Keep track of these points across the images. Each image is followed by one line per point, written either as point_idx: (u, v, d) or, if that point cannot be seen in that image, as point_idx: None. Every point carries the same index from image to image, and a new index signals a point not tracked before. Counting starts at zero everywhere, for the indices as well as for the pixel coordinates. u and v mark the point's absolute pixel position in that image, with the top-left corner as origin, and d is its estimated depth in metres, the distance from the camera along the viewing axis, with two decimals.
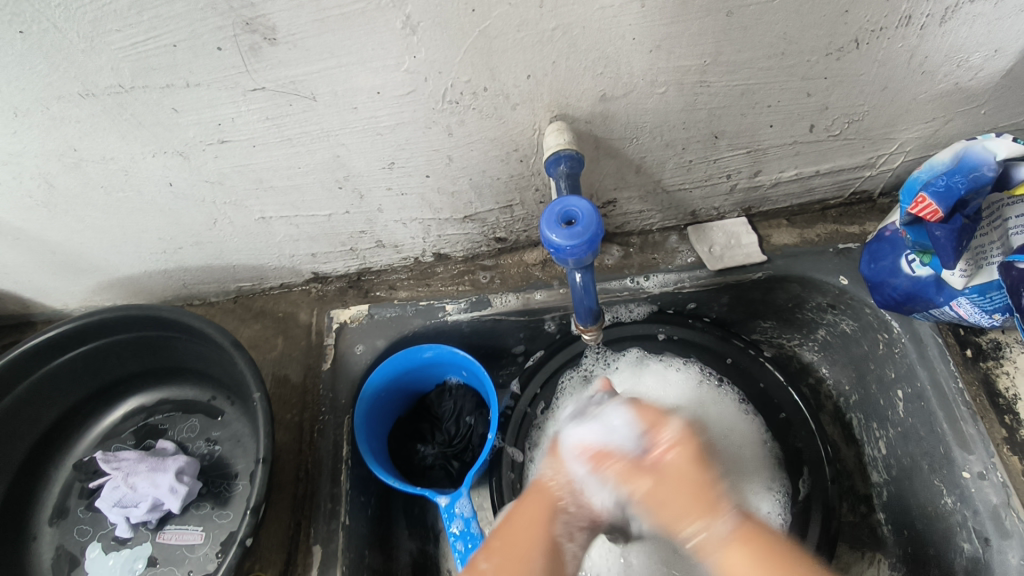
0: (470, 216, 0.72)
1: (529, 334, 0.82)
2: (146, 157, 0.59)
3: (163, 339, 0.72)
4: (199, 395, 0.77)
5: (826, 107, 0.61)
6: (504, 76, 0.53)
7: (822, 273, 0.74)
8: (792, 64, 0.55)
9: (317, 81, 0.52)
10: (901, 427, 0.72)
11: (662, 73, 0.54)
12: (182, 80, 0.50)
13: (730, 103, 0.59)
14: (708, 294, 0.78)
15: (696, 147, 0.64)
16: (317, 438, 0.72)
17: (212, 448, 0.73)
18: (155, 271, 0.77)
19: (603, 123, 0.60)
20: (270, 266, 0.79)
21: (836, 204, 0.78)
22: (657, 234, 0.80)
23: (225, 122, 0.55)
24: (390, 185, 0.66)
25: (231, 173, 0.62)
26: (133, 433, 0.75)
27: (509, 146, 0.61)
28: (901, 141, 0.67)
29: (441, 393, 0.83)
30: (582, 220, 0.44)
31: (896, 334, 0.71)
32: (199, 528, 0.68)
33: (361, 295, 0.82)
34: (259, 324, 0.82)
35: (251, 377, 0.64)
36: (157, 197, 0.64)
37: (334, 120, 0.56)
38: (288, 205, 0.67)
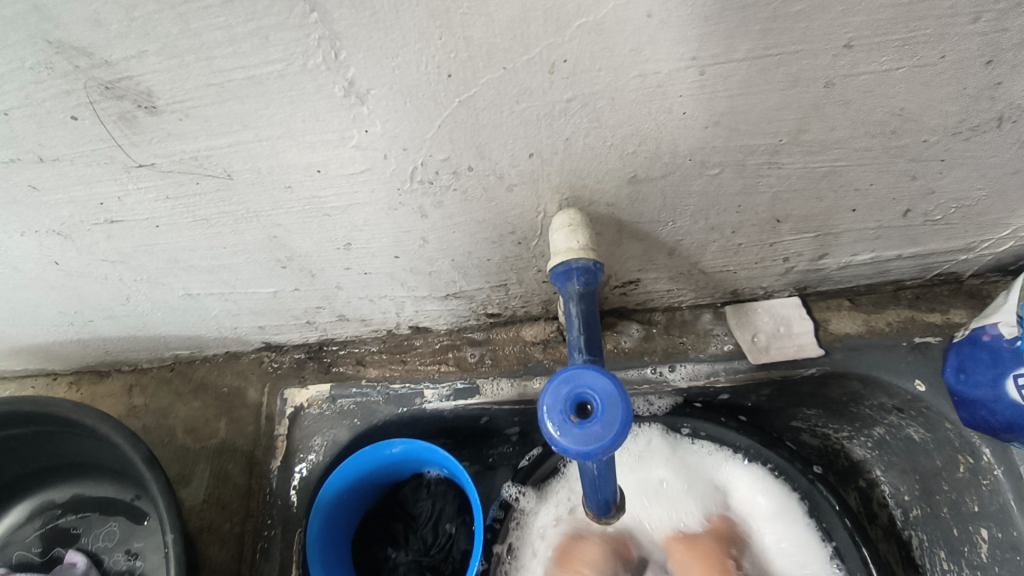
0: (454, 294, 0.57)
1: (526, 418, 0.66)
2: (13, 236, 0.43)
3: (68, 434, 0.58)
4: (120, 493, 0.63)
5: (931, 190, 0.45)
6: (496, 154, 0.37)
7: (892, 374, 0.59)
8: (901, 145, 0.39)
9: (229, 158, 0.36)
10: (982, 573, 0.59)
11: (718, 154, 0.39)
12: (32, 154, 0.35)
13: (806, 186, 0.43)
14: (746, 389, 0.64)
15: (750, 230, 0.49)
16: (260, 561, 0.59)
17: (132, 564, 0.60)
18: (67, 341, 0.63)
19: (630, 206, 0.44)
20: (209, 337, 0.64)
21: (912, 283, 0.63)
22: (687, 311, 0.65)
23: (111, 201, 0.40)
24: (349, 264, 0.50)
25: (134, 252, 0.46)
26: (39, 538, 0.62)
27: (503, 228, 0.46)
28: (1016, 225, 0.51)
29: (417, 488, 0.69)
30: (601, 411, 0.30)
31: (985, 464, 0.57)
32: None
33: (322, 371, 0.68)
34: (199, 400, 0.68)
35: (165, 510, 0.50)
36: (44, 275, 0.49)
37: (262, 200, 0.41)
38: (218, 283, 0.52)
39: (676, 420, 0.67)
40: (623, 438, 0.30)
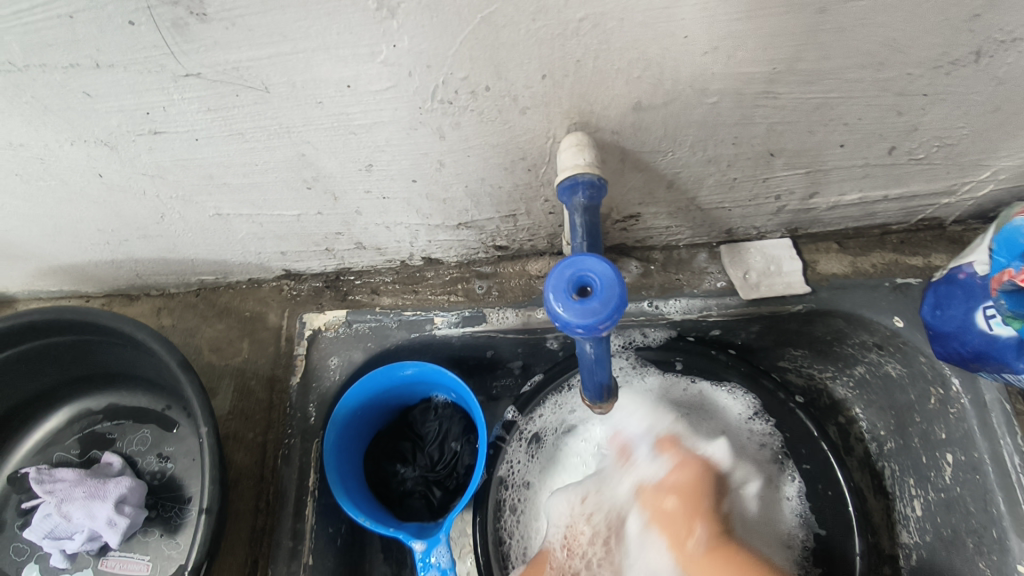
0: (466, 223, 0.61)
1: (528, 351, 0.73)
2: (64, 145, 0.47)
3: (106, 344, 0.62)
4: (152, 403, 0.68)
5: (915, 128, 0.48)
6: (511, 75, 0.41)
7: (874, 312, 0.63)
8: (886, 77, 0.42)
9: (267, 69, 0.40)
10: (945, 494, 0.63)
11: (716, 81, 0.42)
12: (90, 59, 0.39)
13: (797, 118, 0.46)
14: (737, 324, 0.68)
15: (745, 164, 0.52)
16: (281, 465, 0.64)
17: (164, 465, 0.65)
18: (101, 261, 0.67)
19: (634, 134, 0.48)
20: (234, 262, 0.68)
21: (898, 228, 0.67)
22: (684, 250, 0.69)
23: (156, 111, 0.43)
24: (370, 188, 0.54)
25: (173, 167, 0.50)
26: (77, 441, 0.67)
27: (514, 154, 0.50)
28: (996, 169, 0.55)
29: (425, 410, 0.74)
30: (600, 291, 0.34)
31: (953, 393, 0.61)
32: (145, 558, 0.62)
33: (339, 299, 0.72)
34: (223, 323, 0.73)
35: (199, 406, 0.55)
36: (88, 188, 0.53)
37: (295, 115, 0.44)
38: (246, 203, 0.56)
39: (672, 352, 0.72)
40: (619, 315, 0.34)
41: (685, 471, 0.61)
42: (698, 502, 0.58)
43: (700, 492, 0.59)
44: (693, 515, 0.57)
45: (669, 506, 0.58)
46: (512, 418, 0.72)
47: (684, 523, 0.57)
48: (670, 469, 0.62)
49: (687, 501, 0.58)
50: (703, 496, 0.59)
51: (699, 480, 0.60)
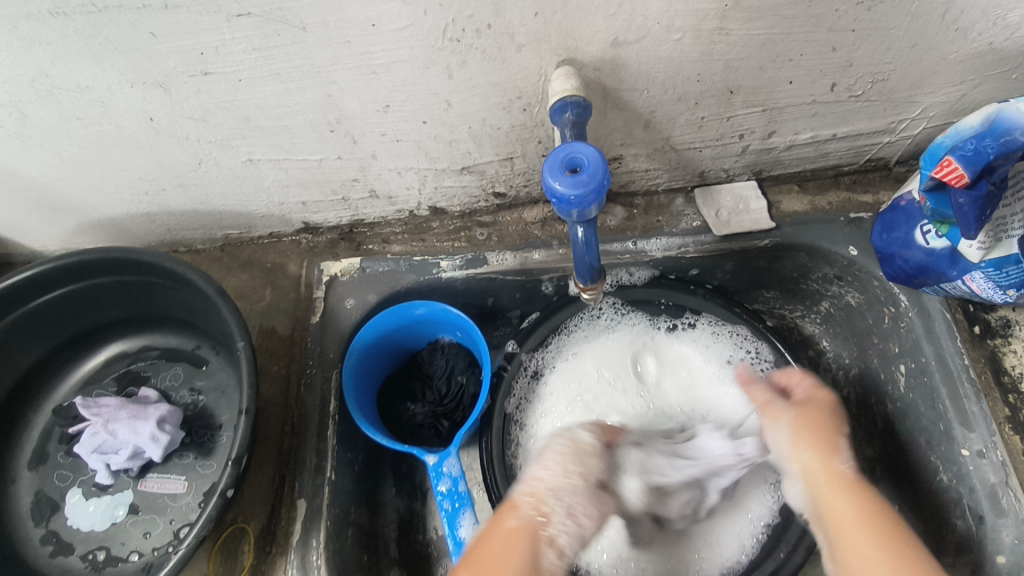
0: (468, 168, 0.69)
1: (525, 295, 0.80)
2: (124, 87, 0.55)
3: (145, 284, 0.70)
4: (183, 344, 0.75)
5: (849, 64, 0.57)
6: (509, 13, 0.49)
7: (831, 243, 0.71)
8: (818, 13, 0.51)
9: (306, 9, 0.48)
10: (901, 403, 0.71)
11: (679, 18, 0.51)
12: (159, 0, 0.46)
13: (750, 54, 0.55)
14: (712, 261, 0.76)
15: (709, 102, 0.61)
16: (304, 392, 0.71)
17: (196, 398, 0.72)
18: (138, 214, 0.74)
19: (613, 72, 0.56)
20: (258, 214, 0.76)
21: (850, 171, 0.76)
22: (663, 196, 0.77)
23: (208, 52, 0.51)
24: (385, 129, 0.62)
25: (215, 109, 0.58)
26: (114, 379, 0.74)
27: (511, 93, 0.58)
28: (925, 106, 0.64)
29: (432, 350, 0.81)
30: (589, 167, 0.42)
31: (903, 309, 0.69)
32: (181, 478, 0.68)
33: (353, 249, 0.80)
34: (247, 274, 0.80)
35: (236, 326, 0.61)
36: (138, 132, 0.61)
37: (326, 54, 0.52)
38: (276, 147, 0.64)
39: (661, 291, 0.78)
40: (605, 190, 0.42)
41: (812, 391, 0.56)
42: (831, 428, 0.51)
43: (837, 417, 0.53)
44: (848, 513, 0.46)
45: (788, 423, 0.53)
46: (512, 350, 0.78)
47: (828, 439, 0.50)
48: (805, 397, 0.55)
49: (819, 421, 0.52)
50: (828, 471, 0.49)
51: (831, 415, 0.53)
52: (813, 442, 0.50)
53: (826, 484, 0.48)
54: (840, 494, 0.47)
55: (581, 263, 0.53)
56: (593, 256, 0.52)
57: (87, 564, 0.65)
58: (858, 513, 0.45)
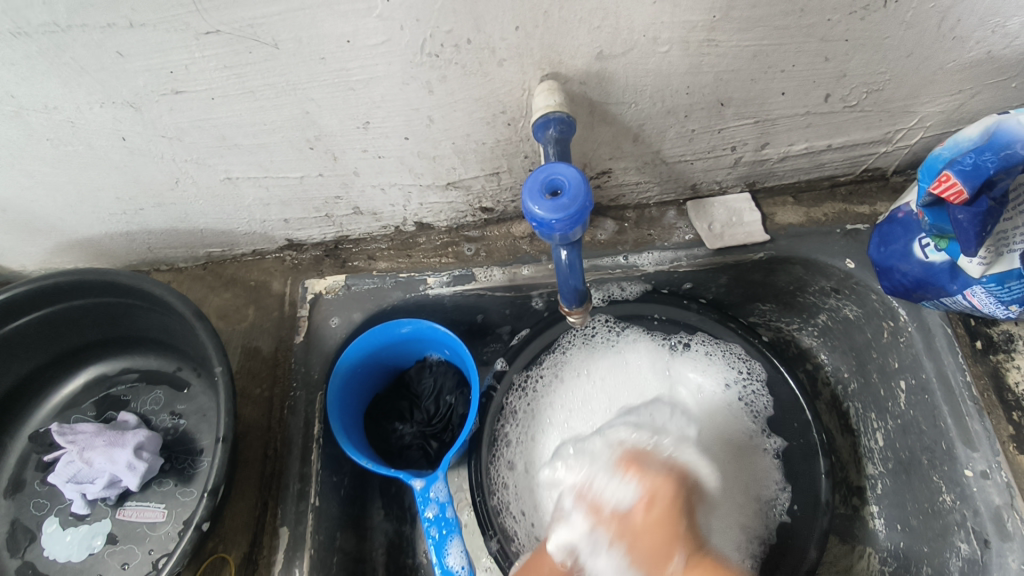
0: (453, 183, 0.67)
1: (515, 311, 0.78)
2: (93, 107, 0.53)
3: (123, 306, 0.68)
4: (164, 366, 0.73)
5: (843, 74, 0.56)
6: (489, 27, 0.47)
7: (827, 256, 0.70)
8: (810, 24, 0.49)
9: (277, 26, 0.46)
10: (901, 419, 0.69)
11: (666, 30, 0.49)
12: (124, 19, 0.44)
13: (740, 66, 0.53)
14: (706, 275, 0.74)
15: (700, 114, 0.59)
16: (288, 415, 0.69)
17: (177, 422, 0.70)
18: (117, 233, 0.73)
19: (599, 85, 0.54)
20: (241, 232, 0.74)
21: (846, 181, 0.74)
22: (655, 208, 0.75)
23: (179, 70, 0.50)
24: (366, 146, 0.60)
25: (190, 127, 0.56)
26: (94, 403, 0.72)
27: (494, 108, 0.56)
28: (922, 115, 0.62)
29: (421, 369, 0.80)
30: (569, 189, 0.40)
31: (902, 323, 0.67)
32: (161, 506, 0.66)
33: (338, 265, 0.78)
34: (230, 292, 0.78)
35: (214, 350, 0.60)
36: (111, 152, 0.59)
37: (300, 71, 0.50)
38: (255, 165, 0.62)
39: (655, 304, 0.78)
40: (586, 212, 0.40)
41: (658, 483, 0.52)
42: (673, 523, 0.48)
43: (676, 508, 0.50)
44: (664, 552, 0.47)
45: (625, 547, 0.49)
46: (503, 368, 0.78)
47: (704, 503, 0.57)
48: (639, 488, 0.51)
49: (663, 527, 0.48)
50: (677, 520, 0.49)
51: (670, 489, 0.51)
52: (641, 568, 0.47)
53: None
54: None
55: (566, 286, 0.51)
56: (580, 279, 0.50)
57: None
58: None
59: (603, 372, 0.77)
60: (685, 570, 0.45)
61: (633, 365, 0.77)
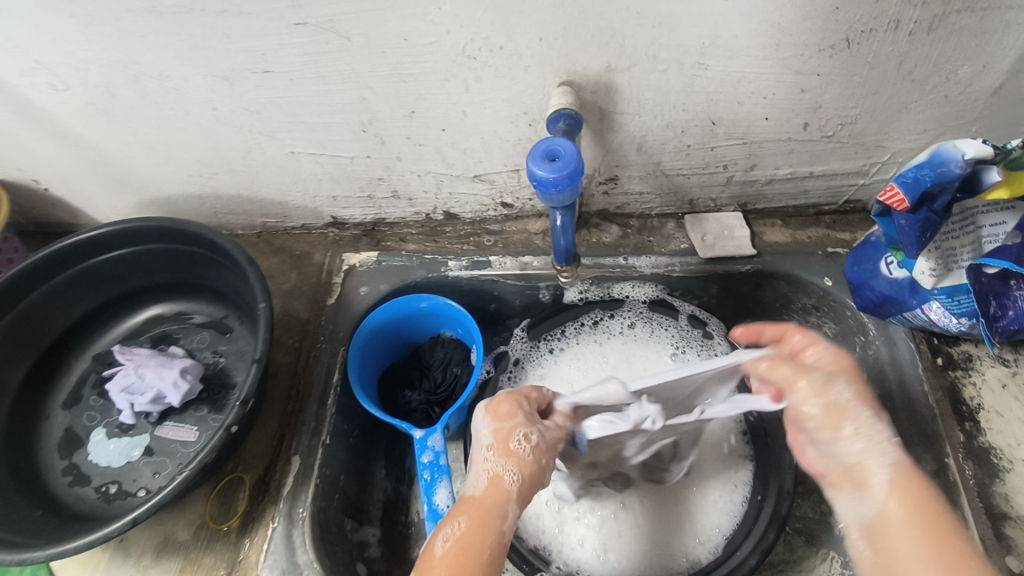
0: (480, 176, 0.78)
1: (524, 301, 0.87)
2: (197, 78, 0.66)
3: (188, 253, 0.79)
4: (213, 312, 0.84)
5: (819, 105, 0.65)
6: (519, 36, 0.58)
7: (808, 273, 0.78)
8: (786, 56, 0.59)
9: (352, 22, 0.58)
10: None
11: (663, 51, 0.59)
12: (236, 7, 0.57)
13: (728, 89, 0.63)
14: (697, 283, 0.82)
15: (695, 131, 0.69)
16: (313, 362, 0.78)
17: (217, 359, 0.80)
18: (192, 195, 0.85)
19: (608, 95, 0.65)
20: (294, 205, 0.86)
21: (830, 211, 0.81)
22: (656, 219, 0.84)
23: (269, 53, 0.62)
24: (409, 133, 0.72)
25: (269, 103, 0.69)
26: (149, 337, 0.83)
27: (519, 108, 0.67)
28: (893, 151, 0.71)
29: (434, 344, 0.88)
30: (564, 159, 0.50)
31: (871, 337, 0.73)
32: (194, 428, 0.75)
33: (373, 244, 0.89)
34: (277, 258, 0.90)
35: (259, 290, 0.70)
36: (202, 119, 0.71)
37: (364, 62, 0.62)
38: (316, 142, 0.74)
39: (667, 309, 0.86)
40: (574, 181, 0.50)
41: (829, 359, 0.52)
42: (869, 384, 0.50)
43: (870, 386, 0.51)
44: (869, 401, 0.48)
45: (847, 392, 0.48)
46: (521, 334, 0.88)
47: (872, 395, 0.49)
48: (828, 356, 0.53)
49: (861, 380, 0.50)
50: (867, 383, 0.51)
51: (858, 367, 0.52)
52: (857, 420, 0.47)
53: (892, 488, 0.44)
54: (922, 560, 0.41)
55: (558, 247, 0.61)
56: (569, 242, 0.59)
57: (98, 495, 0.71)
58: (911, 520, 0.43)
59: (616, 353, 0.85)
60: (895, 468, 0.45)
61: (640, 357, 0.84)
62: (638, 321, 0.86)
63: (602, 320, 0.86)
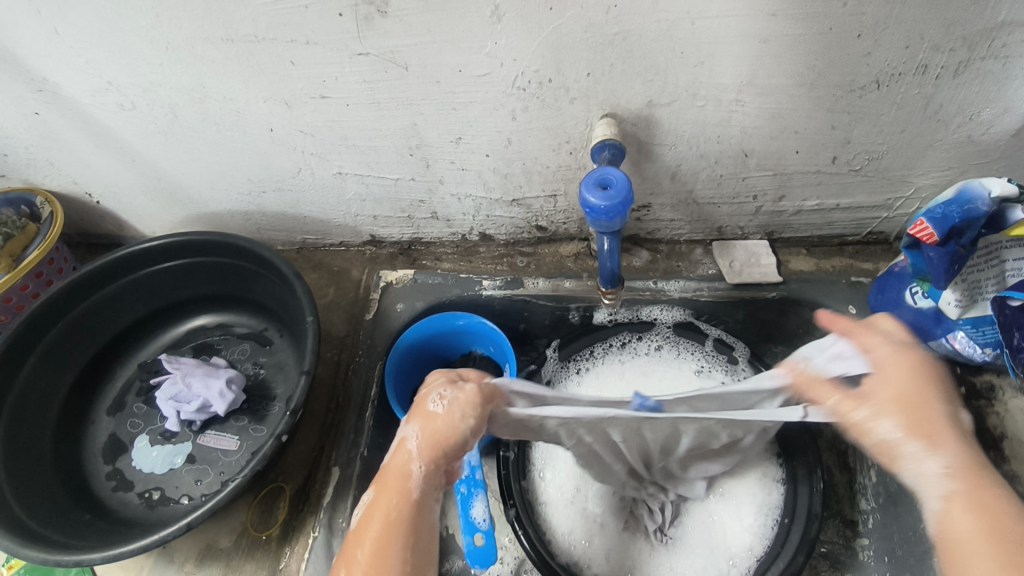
0: (518, 200, 0.81)
1: (553, 322, 0.89)
2: (258, 102, 0.70)
3: (235, 267, 0.82)
4: (254, 325, 0.86)
5: (847, 141, 0.68)
6: (567, 71, 0.62)
7: (832, 301, 0.80)
8: (818, 95, 0.63)
9: (412, 54, 0.62)
10: None
11: (703, 88, 0.63)
12: (304, 37, 0.61)
13: (761, 124, 0.67)
14: (724, 308, 0.84)
15: (727, 162, 0.72)
16: (352, 375, 0.81)
17: (257, 370, 0.82)
18: (238, 212, 0.89)
19: (647, 127, 0.68)
20: (335, 223, 0.89)
21: (854, 241, 0.84)
22: (684, 245, 0.87)
23: (330, 80, 0.66)
24: (454, 158, 0.75)
25: (324, 127, 0.72)
26: (191, 347, 0.86)
27: (562, 137, 0.70)
28: (917, 186, 0.74)
29: (465, 361, 0.89)
30: (615, 188, 0.53)
31: None
32: (235, 437, 0.77)
33: (409, 262, 0.92)
34: (316, 274, 0.93)
35: (307, 303, 0.73)
36: (258, 140, 0.75)
37: (418, 90, 0.66)
38: (364, 164, 0.77)
39: (692, 332, 0.81)
40: (618, 207, 0.52)
41: (889, 355, 0.50)
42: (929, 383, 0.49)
43: (930, 380, 0.49)
44: (921, 401, 0.48)
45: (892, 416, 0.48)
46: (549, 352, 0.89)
47: (932, 399, 0.48)
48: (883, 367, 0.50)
49: (912, 375, 0.49)
50: (930, 387, 0.49)
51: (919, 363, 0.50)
52: (916, 427, 0.46)
53: (957, 508, 0.44)
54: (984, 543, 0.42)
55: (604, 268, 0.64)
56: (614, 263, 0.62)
57: (142, 500, 0.74)
58: (980, 535, 0.42)
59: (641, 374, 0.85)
60: (944, 475, 0.45)
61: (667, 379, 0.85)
62: (665, 344, 0.82)
63: (629, 342, 0.82)
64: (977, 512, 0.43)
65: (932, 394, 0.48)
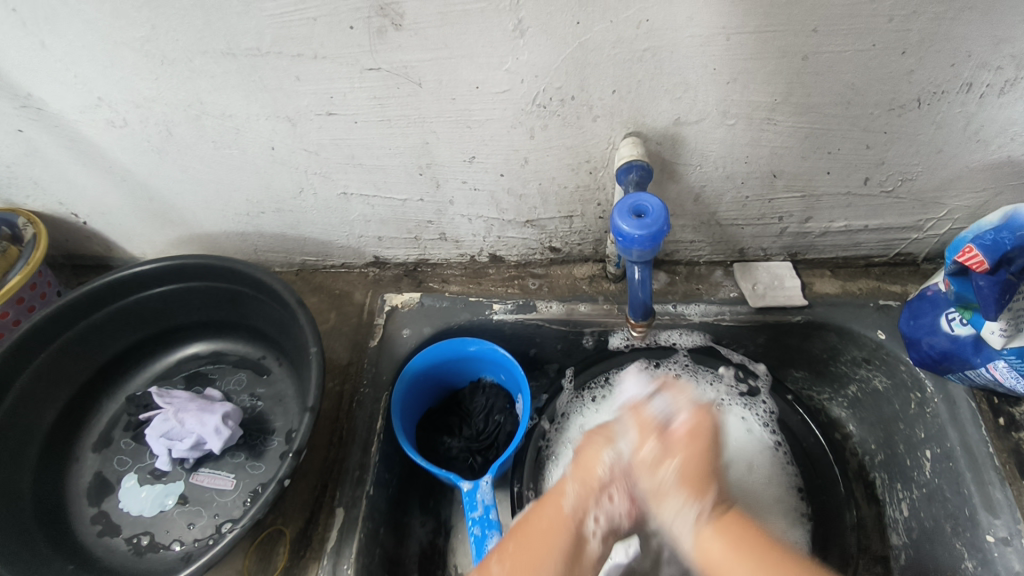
0: (532, 221, 0.78)
1: (566, 346, 0.85)
2: (259, 119, 0.65)
3: (231, 293, 0.77)
4: (251, 352, 0.81)
5: (882, 161, 0.65)
6: (592, 88, 0.58)
7: (860, 325, 0.76)
8: (855, 114, 0.60)
9: (426, 69, 0.58)
10: (927, 488, 0.72)
11: (734, 106, 0.59)
12: (312, 52, 0.57)
13: (794, 144, 0.64)
14: (746, 332, 0.81)
15: (754, 183, 0.69)
16: (356, 408, 0.76)
17: (255, 403, 0.77)
18: (234, 233, 0.84)
19: (673, 146, 0.65)
20: (337, 244, 0.85)
21: (880, 263, 0.82)
22: (704, 267, 0.84)
23: (337, 96, 0.62)
24: (466, 178, 0.71)
25: (329, 145, 0.68)
26: (184, 378, 0.81)
27: (582, 156, 0.67)
28: (950, 208, 0.71)
29: (474, 389, 0.86)
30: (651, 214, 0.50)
31: (928, 395, 0.72)
32: (231, 475, 0.72)
33: (415, 285, 0.87)
34: (316, 297, 0.88)
35: (310, 333, 0.68)
36: (258, 158, 0.71)
37: (432, 108, 0.62)
38: (370, 183, 0.73)
39: (710, 359, 0.84)
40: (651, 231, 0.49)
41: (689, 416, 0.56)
42: (707, 451, 0.54)
43: (710, 443, 0.55)
44: (702, 470, 0.52)
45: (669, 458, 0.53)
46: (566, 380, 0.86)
47: (701, 460, 0.53)
48: (684, 416, 0.56)
49: (696, 439, 0.54)
50: (710, 450, 0.54)
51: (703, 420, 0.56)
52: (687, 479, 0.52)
53: (714, 541, 0.48)
54: (731, 562, 0.46)
55: (636, 300, 0.61)
56: (645, 295, 0.59)
57: (130, 546, 0.68)
58: (728, 551, 0.47)
59: None
60: (708, 519, 0.50)
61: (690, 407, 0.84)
62: (683, 372, 0.84)
63: (647, 369, 0.84)
64: (741, 548, 0.47)
65: (705, 449, 0.54)
